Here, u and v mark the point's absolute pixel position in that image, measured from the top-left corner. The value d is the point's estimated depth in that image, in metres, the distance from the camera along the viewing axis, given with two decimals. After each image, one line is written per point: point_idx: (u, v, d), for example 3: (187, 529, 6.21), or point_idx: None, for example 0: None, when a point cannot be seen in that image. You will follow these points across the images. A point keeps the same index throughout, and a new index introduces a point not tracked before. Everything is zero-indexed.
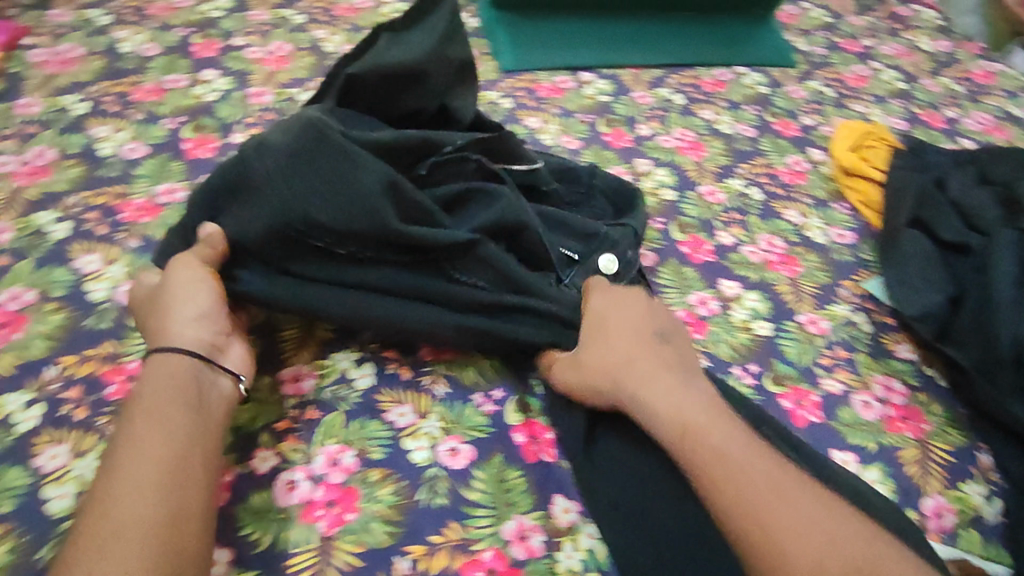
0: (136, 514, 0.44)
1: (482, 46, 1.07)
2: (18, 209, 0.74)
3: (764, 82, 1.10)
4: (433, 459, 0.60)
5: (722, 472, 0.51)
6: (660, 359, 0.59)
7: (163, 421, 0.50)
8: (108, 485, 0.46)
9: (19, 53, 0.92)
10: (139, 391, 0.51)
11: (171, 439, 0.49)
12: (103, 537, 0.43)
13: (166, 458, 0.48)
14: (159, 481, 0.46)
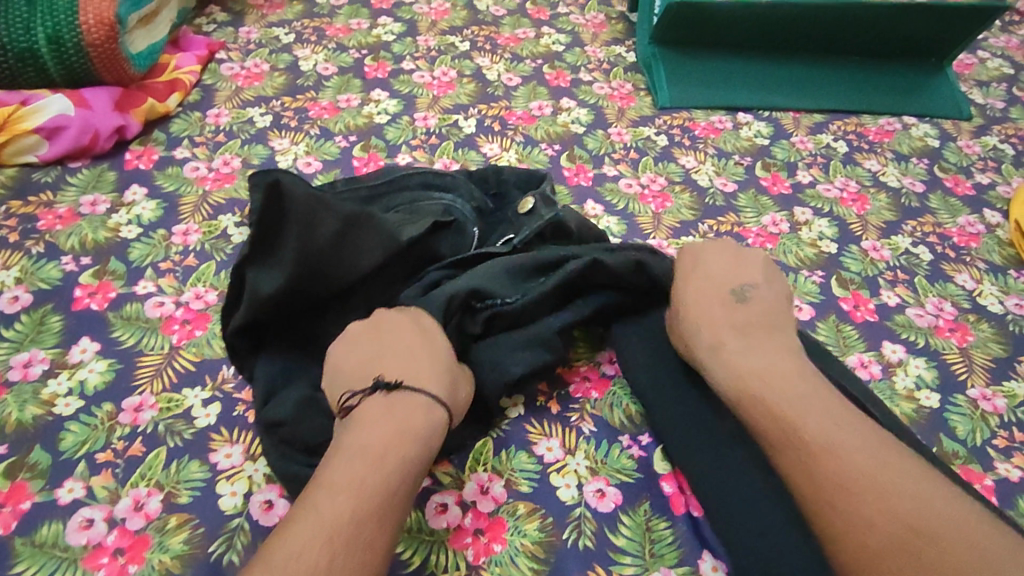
0: (376, 473, 0.47)
1: (638, 83, 1.07)
2: (204, 212, 0.79)
3: (934, 135, 1.04)
4: (580, 499, 0.59)
5: (804, 433, 0.52)
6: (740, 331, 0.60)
7: (377, 464, 0.47)
8: (337, 475, 0.47)
9: (212, 67, 0.99)
10: (375, 421, 0.51)
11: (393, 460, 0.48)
12: (316, 512, 0.44)
13: (374, 499, 0.46)
14: (368, 526, 0.45)
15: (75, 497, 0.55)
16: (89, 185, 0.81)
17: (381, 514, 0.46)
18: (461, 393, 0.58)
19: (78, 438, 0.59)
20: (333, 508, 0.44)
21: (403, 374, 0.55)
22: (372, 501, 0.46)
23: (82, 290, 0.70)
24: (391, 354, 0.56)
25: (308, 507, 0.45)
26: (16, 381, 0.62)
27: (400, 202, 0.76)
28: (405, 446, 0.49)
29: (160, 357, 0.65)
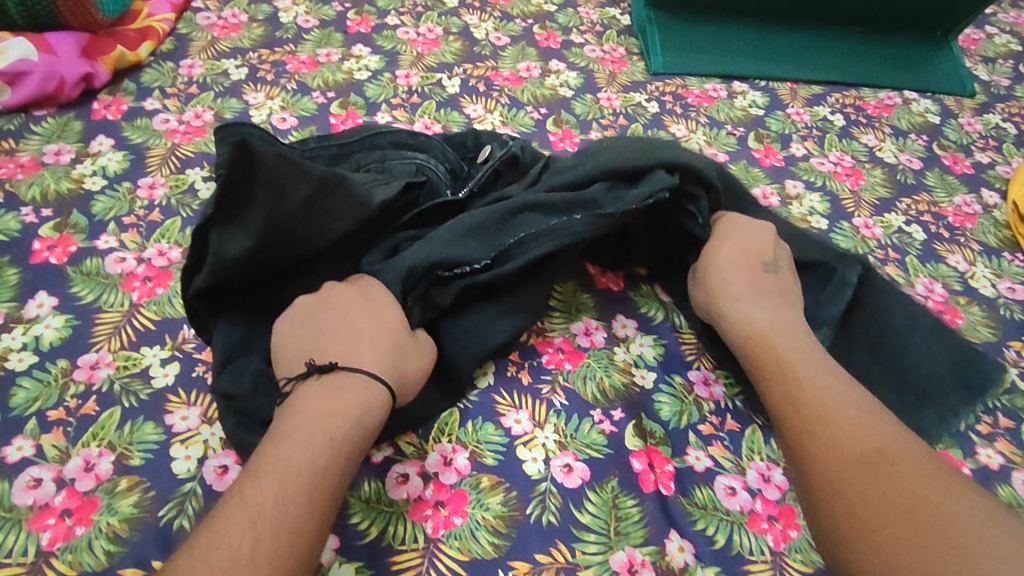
0: (308, 457, 0.46)
1: (631, 46, 1.04)
2: (172, 166, 0.76)
3: (935, 111, 1.01)
4: (546, 473, 0.57)
5: (817, 413, 0.52)
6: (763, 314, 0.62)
7: (300, 446, 0.46)
8: (266, 464, 0.45)
9: (188, 15, 0.95)
10: (307, 407, 0.49)
11: (325, 444, 0.47)
12: (242, 502, 0.43)
13: (300, 480, 0.45)
14: (294, 506, 0.43)
15: (23, 456, 0.53)
16: (53, 135, 0.78)
17: (308, 492, 0.44)
18: (412, 360, 0.56)
19: (31, 394, 0.57)
20: (256, 495, 0.43)
21: (343, 352, 0.54)
22: (298, 481, 0.44)
23: (41, 243, 0.67)
24: (334, 332, 0.56)
25: (230, 496, 0.43)
26: None
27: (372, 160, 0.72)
28: (334, 423, 0.48)
29: (118, 315, 0.63)
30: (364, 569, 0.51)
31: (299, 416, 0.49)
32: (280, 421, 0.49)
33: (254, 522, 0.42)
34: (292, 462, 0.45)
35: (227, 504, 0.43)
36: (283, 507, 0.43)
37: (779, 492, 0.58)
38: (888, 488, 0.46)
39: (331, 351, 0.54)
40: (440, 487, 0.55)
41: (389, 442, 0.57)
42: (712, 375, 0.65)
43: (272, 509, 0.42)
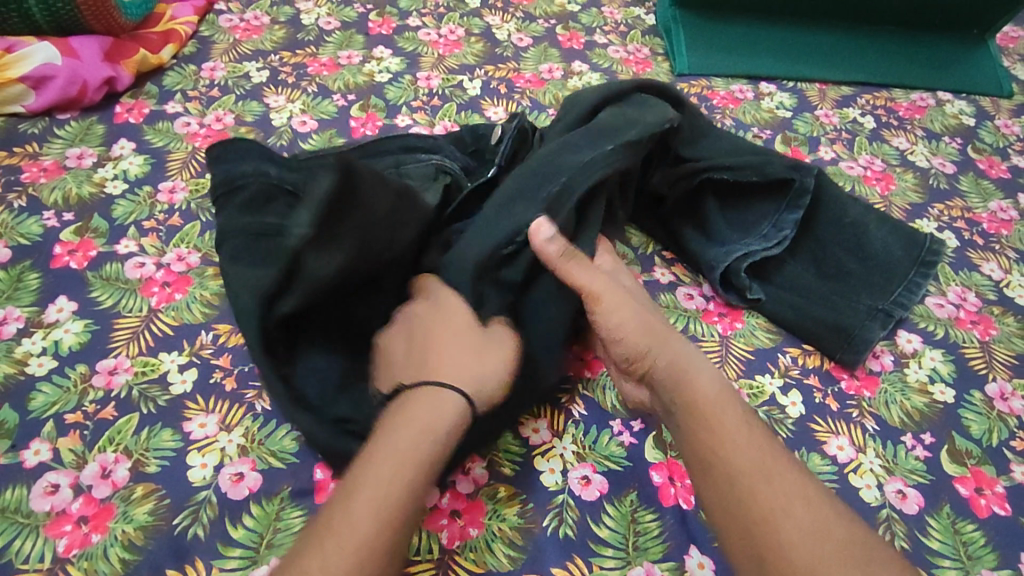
0: (400, 483, 0.44)
1: (656, 47, 1.02)
2: (192, 170, 0.76)
3: (970, 112, 0.98)
4: (564, 485, 0.55)
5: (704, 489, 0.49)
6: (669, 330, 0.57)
7: (399, 469, 0.44)
8: (357, 485, 0.43)
9: (210, 18, 0.96)
10: (397, 425, 0.47)
11: (416, 468, 0.45)
12: (334, 531, 0.41)
13: (397, 512, 0.43)
14: (385, 537, 0.42)
15: (40, 461, 0.53)
16: (76, 138, 0.78)
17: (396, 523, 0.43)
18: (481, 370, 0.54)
19: (49, 399, 0.57)
20: (355, 518, 0.42)
21: (413, 374, 0.52)
22: (394, 510, 0.43)
23: (62, 248, 0.68)
24: (408, 345, 0.55)
25: (327, 519, 0.41)
26: None
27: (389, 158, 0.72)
28: (427, 445, 0.47)
29: (137, 320, 0.63)
30: None
31: (382, 436, 0.47)
32: (371, 437, 0.47)
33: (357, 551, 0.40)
34: (386, 488, 0.43)
35: (320, 530, 0.41)
36: (375, 537, 0.41)
37: None
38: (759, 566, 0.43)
39: (407, 374, 0.53)
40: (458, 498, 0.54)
41: None
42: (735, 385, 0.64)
43: (363, 540, 0.41)
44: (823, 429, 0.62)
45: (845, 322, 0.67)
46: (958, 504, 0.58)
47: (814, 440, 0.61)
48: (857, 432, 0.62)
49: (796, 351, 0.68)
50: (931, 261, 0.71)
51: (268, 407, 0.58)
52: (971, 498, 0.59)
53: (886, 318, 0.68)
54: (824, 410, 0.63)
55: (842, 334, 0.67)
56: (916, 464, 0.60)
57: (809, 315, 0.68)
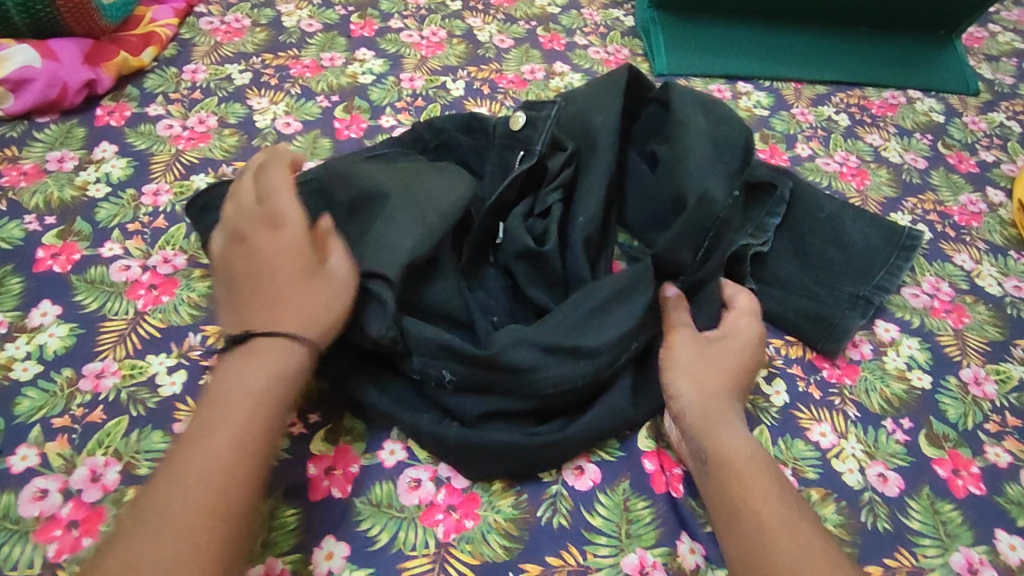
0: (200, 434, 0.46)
1: (635, 48, 1.04)
2: (176, 172, 0.76)
3: (939, 110, 1.00)
4: (557, 476, 0.56)
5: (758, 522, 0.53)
6: (734, 387, 0.58)
7: (236, 393, 0.48)
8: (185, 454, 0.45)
9: (191, 21, 0.95)
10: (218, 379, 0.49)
11: (217, 423, 0.46)
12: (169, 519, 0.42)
13: (237, 458, 0.45)
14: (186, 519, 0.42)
15: (28, 466, 0.53)
16: (57, 142, 0.78)
17: (243, 497, 0.45)
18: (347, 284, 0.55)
19: (35, 403, 0.56)
20: (204, 473, 0.44)
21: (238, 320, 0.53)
22: (216, 438, 0.46)
23: (45, 251, 0.67)
24: (252, 280, 0.54)
25: (171, 456, 0.45)
26: None
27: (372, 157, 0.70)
28: (261, 360, 0.50)
29: (124, 323, 0.62)
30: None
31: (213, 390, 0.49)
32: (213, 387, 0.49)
33: (203, 508, 0.43)
34: (195, 450, 0.45)
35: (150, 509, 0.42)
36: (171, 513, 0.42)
37: None
38: None
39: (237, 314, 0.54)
40: (455, 493, 0.54)
41: (400, 449, 0.56)
42: None
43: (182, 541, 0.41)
44: (806, 416, 0.63)
45: (825, 312, 0.69)
46: (938, 486, 0.60)
47: (797, 427, 0.62)
48: (839, 419, 0.63)
49: (779, 341, 0.69)
50: (911, 246, 0.74)
51: None
52: (949, 480, 0.60)
53: (866, 306, 0.70)
54: (807, 398, 0.64)
55: (823, 324, 0.68)
56: (897, 448, 0.62)
57: (790, 306, 0.70)
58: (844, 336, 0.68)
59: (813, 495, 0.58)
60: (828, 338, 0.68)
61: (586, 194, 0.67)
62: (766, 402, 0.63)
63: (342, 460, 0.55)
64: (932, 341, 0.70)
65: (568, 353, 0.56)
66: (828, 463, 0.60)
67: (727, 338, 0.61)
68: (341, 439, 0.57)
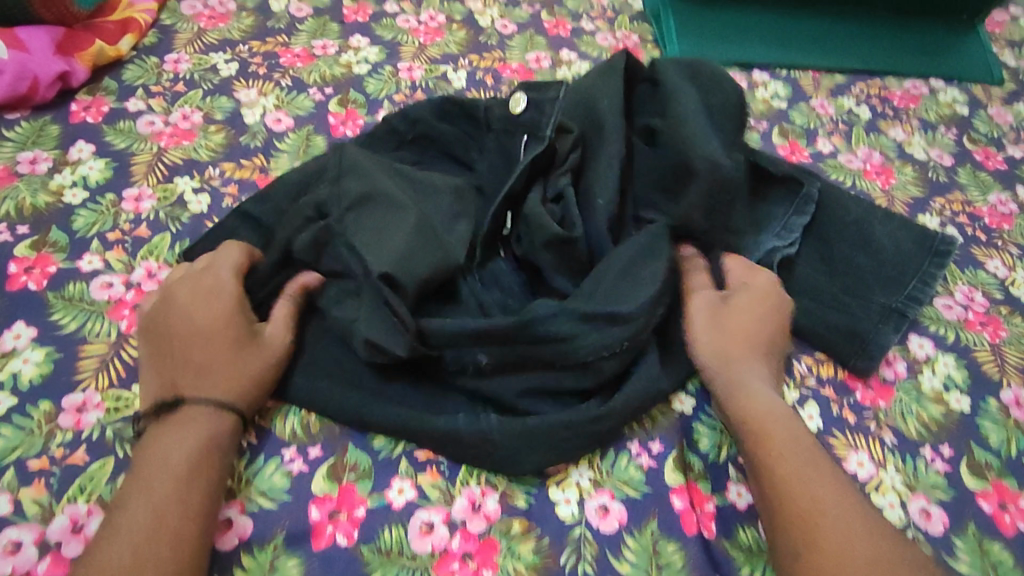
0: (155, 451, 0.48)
1: (645, 34, 0.98)
2: (159, 174, 0.71)
3: (963, 101, 0.96)
4: (580, 517, 0.52)
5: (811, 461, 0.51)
6: (761, 344, 0.58)
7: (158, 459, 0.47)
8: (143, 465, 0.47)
9: (172, 4, 0.89)
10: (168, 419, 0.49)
11: (173, 440, 0.48)
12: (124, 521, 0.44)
13: (182, 473, 0.46)
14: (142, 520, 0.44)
15: (3, 515, 0.48)
16: (28, 141, 0.72)
17: (187, 525, 0.45)
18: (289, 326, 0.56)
19: (10, 442, 0.51)
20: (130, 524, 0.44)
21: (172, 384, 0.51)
22: (175, 459, 0.47)
23: (17, 265, 0.62)
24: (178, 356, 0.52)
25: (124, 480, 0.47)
26: None
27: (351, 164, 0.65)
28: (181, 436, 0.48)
29: (105, 347, 0.57)
30: None
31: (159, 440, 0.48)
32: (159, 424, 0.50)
33: (135, 552, 0.42)
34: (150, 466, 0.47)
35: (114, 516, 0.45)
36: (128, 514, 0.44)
37: None
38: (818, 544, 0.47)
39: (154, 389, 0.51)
40: (472, 539, 0.50)
41: (410, 488, 0.52)
42: None
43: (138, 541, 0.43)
44: (841, 443, 0.59)
45: (858, 327, 0.65)
46: (982, 521, 0.56)
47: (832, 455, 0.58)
48: (876, 446, 0.59)
49: (810, 358, 0.65)
50: (945, 251, 0.69)
51: (255, 441, 0.53)
52: (995, 515, 0.57)
53: (900, 319, 0.66)
54: (842, 423, 0.61)
55: (856, 340, 0.64)
56: (937, 479, 0.58)
57: (821, 321, 0.66)
58: (875, 353, 0.64)
59: None
60: (859, 355, 0.64)
61: (600, 171, 0.62)
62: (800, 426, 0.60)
63: (348, 503, 0.51)
64: (967, 357, 0.67)
65: (604, 320, 0.54)
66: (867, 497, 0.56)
67: (757, 293, 0.60)
68: (345, 478, 0.52)
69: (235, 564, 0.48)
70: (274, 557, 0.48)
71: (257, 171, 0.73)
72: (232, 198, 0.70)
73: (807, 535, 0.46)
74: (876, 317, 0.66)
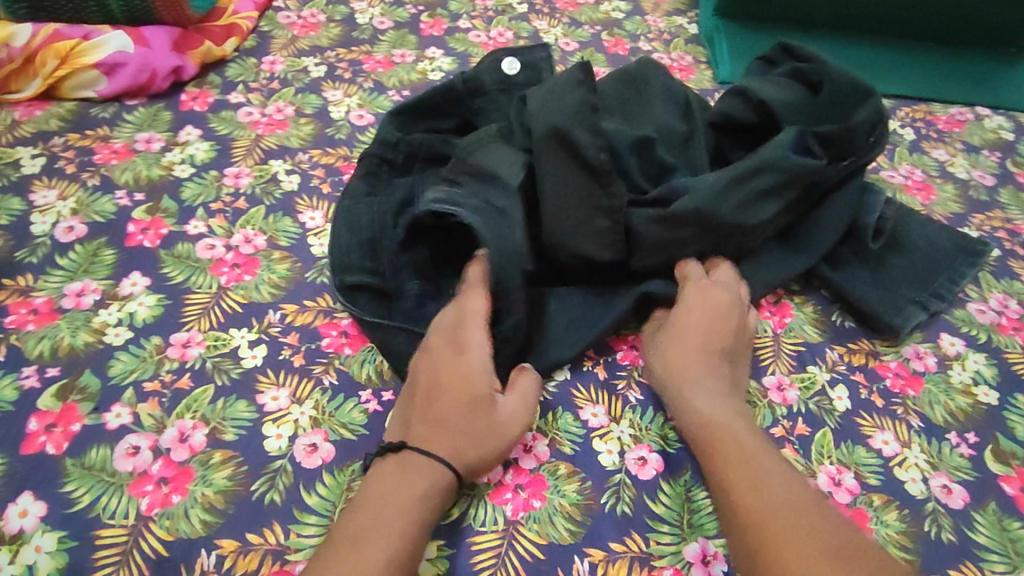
0: (420, 497, 0.49)
1: (699, 55, 1.04)
2: (256, 157, 0.79)
3: (1008, 128, 0.99)
4: (621, 465, 0.57)
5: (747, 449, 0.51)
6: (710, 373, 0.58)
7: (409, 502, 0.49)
8: (407, 490, 0.49)
9: (269, 15, 0.99)
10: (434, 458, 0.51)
11: (425, 500, 0.49)
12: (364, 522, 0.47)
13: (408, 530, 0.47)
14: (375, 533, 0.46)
15: (122, 423, 0.55)
16: (145, 124, 0.81)
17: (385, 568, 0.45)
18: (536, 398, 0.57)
19: (127, 367, 0.59)
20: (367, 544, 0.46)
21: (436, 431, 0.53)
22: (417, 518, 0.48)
23: (135, 225, 0.70)
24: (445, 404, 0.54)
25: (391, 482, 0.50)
26: (66, 310, 0.63)
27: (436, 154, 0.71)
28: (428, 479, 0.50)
29: (208, 296, 0.65)
30: (446, 547, 0.52)
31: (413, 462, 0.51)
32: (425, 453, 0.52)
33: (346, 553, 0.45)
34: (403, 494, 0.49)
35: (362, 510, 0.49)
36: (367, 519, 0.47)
37: (850, 496, 0.58)
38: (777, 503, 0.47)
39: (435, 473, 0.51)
40: (524, 477, 0.56)
41: None
42: (786, 379, 0.66)
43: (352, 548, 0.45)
44: (868, 423, 0.63)
45: (889, 305, 0.70)
46: (1004, 502, 0.59)
47: (859, 434, 0.62)
48: (902, 428, 0.63)
49: (842, 347, 0.69)
50: (980, 251, 0.75)
51: (335, 381, 0.60)
52: (1016, 496, 0.60)
53: (926, 307, 0.71)
54: (870, 406, 0.64)
55: (884, 319, 0.70)
56: (962, 461, 0.61)
57: (853, 302, 0.71)
58: (900, 329, 0.69)
59: (875, 501, 0.58)
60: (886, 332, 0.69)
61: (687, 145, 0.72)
62: (829, 404, 0.64)
63: None
64: (998, 357, 0.70)
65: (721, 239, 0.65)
66: (890, 471, 0.60)
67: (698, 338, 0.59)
68: None
69: (316, 480, 0.54)
70: (348, 476, 0.55)
71: (341, 158, 0.81)
72: (318, 181, 0.77)
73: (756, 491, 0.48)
74: (905, 301, 0.71)
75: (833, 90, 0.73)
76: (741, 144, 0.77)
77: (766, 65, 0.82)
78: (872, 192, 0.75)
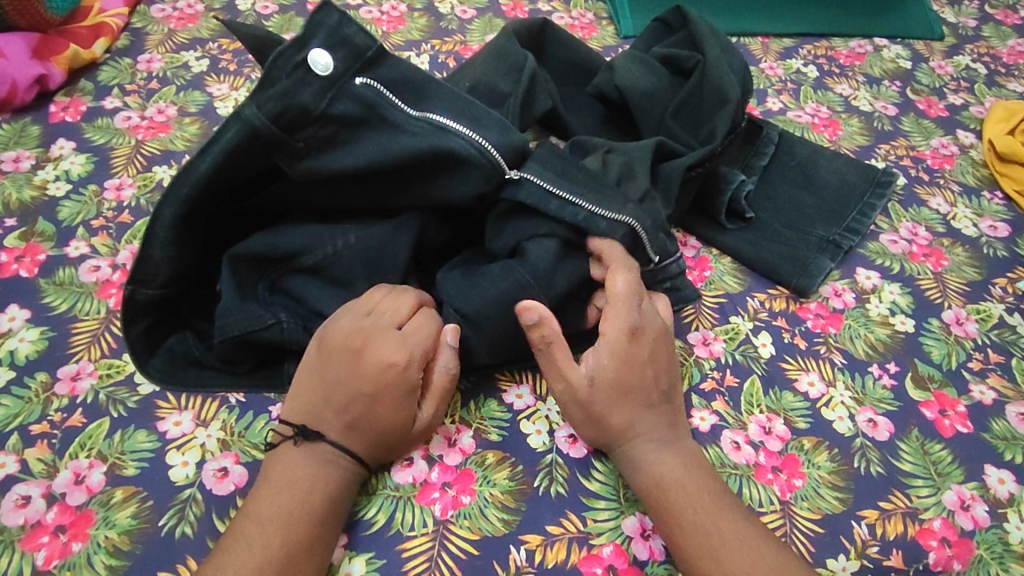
0: (336, 482, 0.49)
1: (600, 11, 1.02)
2: (138, 165, 0.74)
3: (906, 56, 1.00)
4: (551, 445, 0.56)
5: (670, 483, 0.50)
6: (619, 397, 0.53)
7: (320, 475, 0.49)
8: (317, 467, 0.49)
9: (141, 9, 0.92)
10: (315, 449, 0.50)
11: (338, 483, 0.49)
12: (294, 475, 0.49)
13: (315, 503, 0.48)
14: (304, 498, 0.48)
15: (9, 473, 0.51)
16: (10, 141, 0.75)
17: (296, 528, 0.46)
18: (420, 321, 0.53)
19: (11, 410, 0.54)
20: (275, 512, 0.47)
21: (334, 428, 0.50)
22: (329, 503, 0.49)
23: (8, 254, 0.65)
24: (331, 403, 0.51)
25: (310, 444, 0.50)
26: None
27: (234, 174, 0.54)
28: (336, 470, 0.50)
29: (95, 323, 0.60)
30: (374, 560, 0.50)
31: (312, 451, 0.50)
32: (321, 417, 0.51)
33: (279, 507, 0.47)
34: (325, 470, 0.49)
35: (297, 470, 0.49)
36: (305, 467, 0.49)
37: (781, 443, 0.58)
38: (684, 528, 0.49)
39: (315, 456, 0.50)
40: (451, 475, 0.54)
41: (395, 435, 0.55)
42: (711, 333, 0.64)
43: (282, 501, 0.47)
44: (793, 367, 0.63)
45: (799, 253, 0.70)
46: (926, 426, 0.60)
47: (786, 379, 0.62)
48: (826, 367, 0.63)
49: (763, 295, 0.69)
50: (885, 183, 0.76)
51: (242, 398, 0.57)
52: (936, 420, 0.61)
53: (836, 249, 0.71)
54: (794, 349, 0.65)
55: (797, 262, 0.70)
56: (884, 393, 0.62)
57: (766, 249, 0.70)
58: (812, 273, 0.69)
59: (805, 444, 0.58)
60: (785, 287, 0.69)
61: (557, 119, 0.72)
62: (754, 352, 0.64)
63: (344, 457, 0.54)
64: (913, 285, 0.71)
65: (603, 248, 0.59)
66: (817, 413, 0.60)
67: (626, 341, 0.53)
68: None
69: (231, 506, 0.51)
70: None
71: None
72: None
73: (676, 519, 0.49)
74: (817, 246, 0.71)
75: (706, 81, 0.71)
76: (616, 114, 0.77)
77: (664, 30, 0.81)
78: (756, 160, 0.76)
